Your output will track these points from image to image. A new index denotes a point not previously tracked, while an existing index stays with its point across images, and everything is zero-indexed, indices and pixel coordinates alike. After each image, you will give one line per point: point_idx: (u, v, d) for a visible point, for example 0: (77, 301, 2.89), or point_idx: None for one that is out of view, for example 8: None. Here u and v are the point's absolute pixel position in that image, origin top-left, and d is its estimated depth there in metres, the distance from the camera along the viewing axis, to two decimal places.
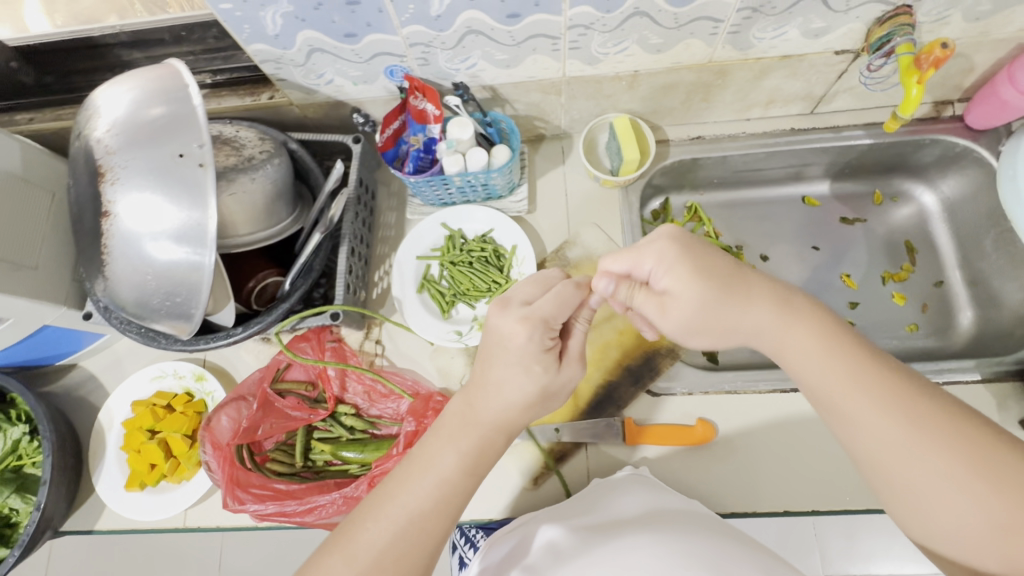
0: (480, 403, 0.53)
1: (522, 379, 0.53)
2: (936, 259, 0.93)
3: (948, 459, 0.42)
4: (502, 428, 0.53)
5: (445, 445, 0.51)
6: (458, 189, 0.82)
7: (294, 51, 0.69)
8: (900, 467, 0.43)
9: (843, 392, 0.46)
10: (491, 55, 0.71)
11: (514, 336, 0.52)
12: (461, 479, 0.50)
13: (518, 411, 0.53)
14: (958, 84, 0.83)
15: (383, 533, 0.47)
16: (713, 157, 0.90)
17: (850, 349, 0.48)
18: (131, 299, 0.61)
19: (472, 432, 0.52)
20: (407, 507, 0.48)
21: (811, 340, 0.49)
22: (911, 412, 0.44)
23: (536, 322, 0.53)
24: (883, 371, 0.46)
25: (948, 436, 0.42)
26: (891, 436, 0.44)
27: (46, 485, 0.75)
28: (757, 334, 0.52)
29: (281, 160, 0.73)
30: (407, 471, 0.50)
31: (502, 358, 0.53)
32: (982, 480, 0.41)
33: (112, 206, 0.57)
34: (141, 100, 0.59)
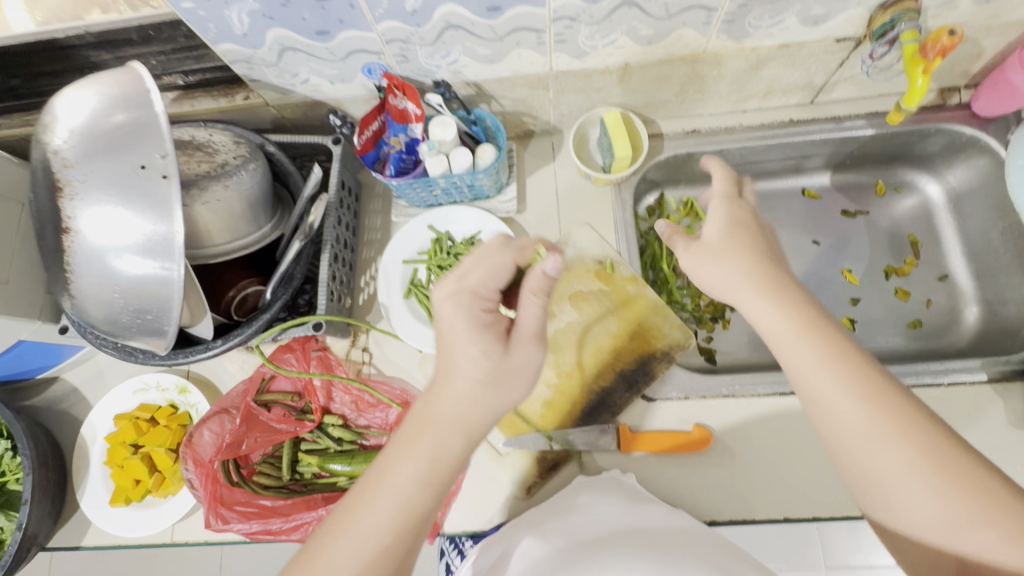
0: (437, 401, 0.49)
1: (474, 361, 0.49)
2: (941, 252, 0.90)
3: (912, 450, 0.45)
4: (464, 429, 0.48)
5: (403, 455, 0.47)
6: (444, 190, 0.79)
7: (265, 51, 0.66)
8: (868, 453, 0.46)
9: (816, 374, 0.49)
10: (473, 50, 0.68)
11: (450, 318, 0.51)
12: (425, 490, 0.46)
13: (478, 404, 0.49)
14: (964, 71, 0.79)
15: (344, 557, 0.44)
16: (709, 151, 0.87)
17: (831, 339, 0.50)
18: (100, 317, 0.58)
19: (429, 437, 0.48)
20: (369, 525, 0.45)
21: (793, 324, 0.52)
22: (884, 402, 0.47)
23: (461, 297, 0.52)
24: (864, 364, 0.49)
25: (914, 430, 0.45)
26: (863, 423, 0.47)
27: (28, 504, 0.73)
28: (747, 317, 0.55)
29: (257, 165, 0.70)
30: (368, 485, 0.47)
31: (452, 344, 0.50)
32: (942, 479, 0.44)
33: (73, 222, 0.55)
34: (99, 107, 0.56)
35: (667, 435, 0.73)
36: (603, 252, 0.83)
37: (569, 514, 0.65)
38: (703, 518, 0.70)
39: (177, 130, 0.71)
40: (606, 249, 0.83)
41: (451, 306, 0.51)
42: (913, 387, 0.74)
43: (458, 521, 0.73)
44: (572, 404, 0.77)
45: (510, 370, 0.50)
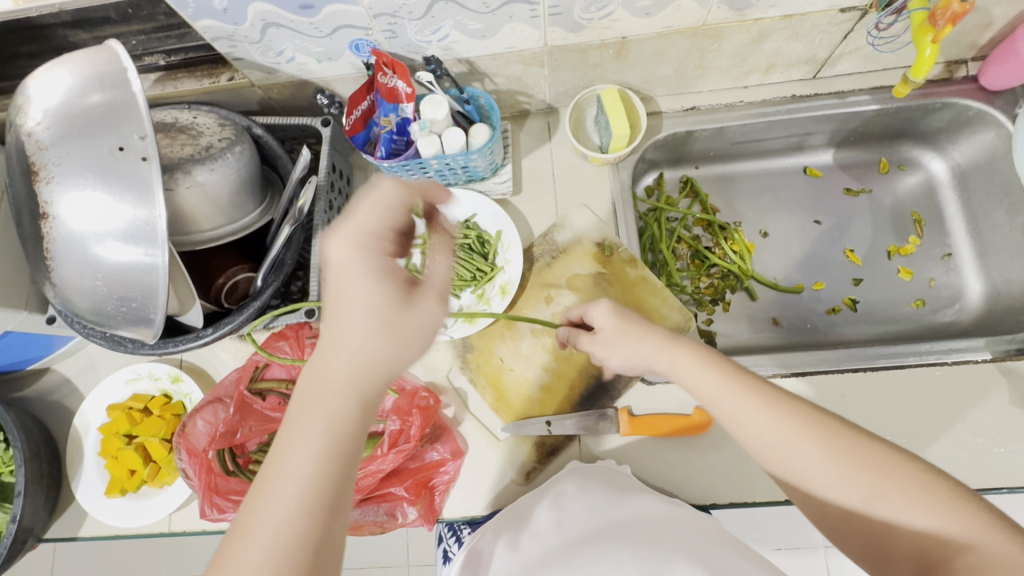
0: (331, 363, 0.42)
1: (369, 310, 0.43)
2: (944, 230, 0.88)
3: (816, 443, 0.47)
4: (360, 386, 0.42)
5: (299, 437, 0.40)
6: (437, 172, 0.77)
7: (247, 27, 0.63)
8: (783, 459, 0.48)
9: (722, 400, 0.52)
10: (464, 25, 0.65)
11: (341, 265, 0.43)
12: (333, 462, 0.40)
13: (378, 356, 0.43)
14: (973, 42, 0.77)
15: (250, 564, 0.36)
16: (709, 129, 0.85)
17: (723, 364, 0.54)
18: (84, 306, 0.57)
19: (328, 407, 0.41)
20: (274, 519, 0.38)
21: (691, 358, 0.55)
22: (782, 407, 0.49)
23: (354, 239, 0.43)
24: (754, 380, 0.52)
25: (813, 423, 0.48)
26: (771, 432, 0.49)
27: (21, 496, 0.72)
28: (652, 358, 0.58)
29: (244, 147, 0.67)
30: (262, 478, 0.40)
31: (352, 295, 0.43)
32: (869, 472, 0.45)
33: (51, 207, 0.53)
34: (72, 87, 0.53)
35: (668, 419, 0.71)
36: (601, 234, 0.81)
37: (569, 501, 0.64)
38: (702, 502, 0.70)
39: (160, 113, 0.69)
40: (604, 231, 0.81)
41: (352, 250, 0.43)
42: (916, 367, 0.73)
43: (455, 508, 0.73)
44: (570, 389, 0.77)
45: (416, 321, 0.45)
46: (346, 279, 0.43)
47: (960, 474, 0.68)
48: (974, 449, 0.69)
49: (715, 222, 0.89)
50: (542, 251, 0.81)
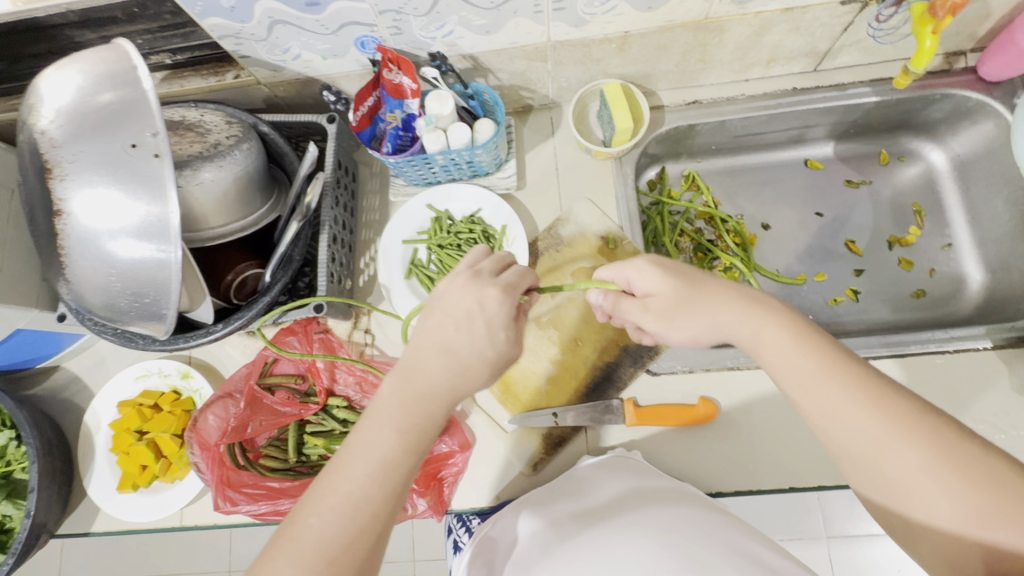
0: (427, 371, 0.49)
1: (466, 341, 0.49)
2: (944, 221, 0.89)
3: (926, 453, 0.42)
4: (449, 399, 0.49)
5: (381, 424, 0.47)
6: (442, 168, 0.78)
7: (254, 25, 0.64)
8: (879, 461, 0.44)
9: (818, 386, 0.46)
10: (469, 20, 0.66)
11: (488, 301, 0.50)
12: (405, 456, 0.46)
13: (468, 380, 0.49)
14: (972, 33, 0.77)
15: (329, 525, 0.44)
16: (711, 122, 0.86)
17: (828, 348, 0.48)
18: (98, 302, 0.57)
19: (416, 409, 0.48)
20: (349, 495, 0.45)
21: (786, 337, 0.49)
22: (893, 406, 0.44)
23: (506, 290, 0.51)
24: (862, 370, 0.47)
25: (927, 430, 0.43)
26: (872, 430, 0.44)
27: (35, 492, 0.73)
28: (731, 331, 0.52)
29: (251, 145, 0.68)
30: (345, 456, 0.47)
31: (454, 322, 0.50)
32: (955, 475, 0.41)
33: (64, 205, 0.54)
34: (84, 85, 0.54)
35: (674, 410, 0.72)
36: (605, 227, 0.82)
37: (578, 491, 0.65)
38: (707, 491, 0.71)
39: (168, 111, 0.69)
40: (608, 225, 0.82)
41: (467, 286, 0.51)
42: (917, 355, 0.74)
43: (463, 499, 0.74)
44: (576, 381, 0.77)
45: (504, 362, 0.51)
46: (467, 311, 0.50)
47: None
48: None
49: (718, 215, 0.89)
50: (546, 245, 0.82)
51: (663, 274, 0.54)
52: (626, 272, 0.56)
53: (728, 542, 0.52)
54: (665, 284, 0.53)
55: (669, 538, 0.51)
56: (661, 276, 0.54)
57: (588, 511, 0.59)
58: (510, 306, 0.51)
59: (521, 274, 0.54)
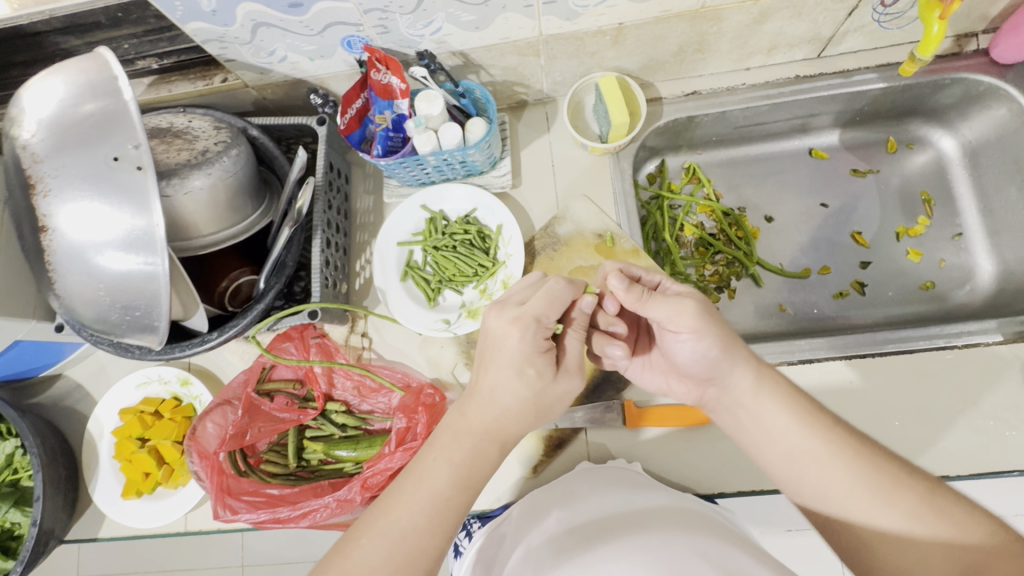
0: (477, 409, 0.51)
1: (504, 382, 0.51)
2: (955, 210, 0.86)
3: (908, 498, 0.45)
4: (501, 440, 0.51)
5: (438, 457, 0.49)
6: (435, 168, 0.76)
7: (237, 28, 0.63)
8: (858, 513, 0.46)
9: (795, 448, 0.50)
10: (456, 17, 0.64)
11: (510, 335, 0.52)
12: (456, 492, 0.47)
13: (513, 419, 0.51)
14: (984, 14, 0.74)
15: (379, 550, 0.45)
16: (711, 114, 0.83)
17: (802, 411, 0.52)
18: (90, 315, 0.57)
19: (466, 443, 0.49)
20: (401, 523, 0.46)
21: (768, 401, 0.53)
22: (864, 462, 0.47)
23: (528, 322, 0.52)
24: (836, 433, 0.50)
25: (897, 483, 0.46)
26: (848, 484, 0.47)
27: (40, 501, 0.74)
28: (722, 384, 0.56)
29: (240, 150, 0.67)
30: (401, 483, 0.48)
31: (488, 361, 0.52)
32: (935, 517, 0.44)
33: (50, 220, 0.53)
34: (64, 97, 0.53)
35: (674, 411, 0.72)
36: (602, 225, 0.80)
37: (577, 497, 0.64)
38: (709, 492, 0.70)
39: (155, 118, 0.68)
40: (605, 222, 0.80)
41: (495, 319, 0.53)
42: (925, 351, 0.72)
43: None
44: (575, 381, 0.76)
45: (543, 401, 0.53)
46: (496, 349, 0.52)
47: (970, 459, 0.67)
48: (985, 432, 0.68)
49: (719, 208, 0.87)
50: (543, 245, 0.80)
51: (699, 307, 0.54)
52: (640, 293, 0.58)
53: (718, 553, 0.52)
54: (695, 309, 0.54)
55: (650, 556, 0.52)
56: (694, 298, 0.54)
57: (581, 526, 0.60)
58: (534, 339, 0.52)
59: (549, 298, 0.53)
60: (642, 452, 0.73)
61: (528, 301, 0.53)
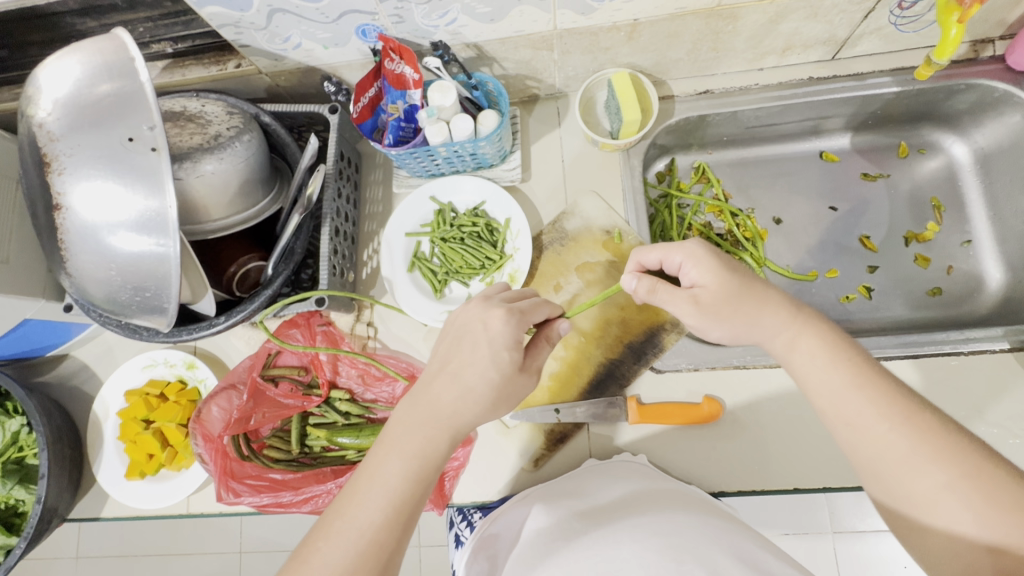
0: (436, 395, 0.50)
1: (473, 368, 0.50)
2: (964, 217, 0.86)
3: (949, 471, 0.44)
4: (453, 429, 0.49)
5: (390, 453, 0.48)
6: (445, 160, 0.77)
7: (253, 13, 0.63)
8: (902, 476, 0.46)
9: (844, 398, 0.49)
10: (472, 8, 0.64)
11: (493, 320, 0.52)
12: (412, 486, 0.47)
13: (477, 407, 0.50)
14: (1002, 20, 0.74)
15: (338, 551, 0.44)
16: (723, 113, 0.83)
17: (859, 363, 0.51)
18: (100, 295, 0.57)
19: (422, 435, 0.48)
20: (356, 521, 0.45)
21: (821, 350, 0.52)
22: (918, 423, 0.47)
23: (514, 313, 0.53)
24: (892, 387, 0.49)
25: (950, 449, 0.45)
26: (897, 445, 0.46)
27: (45, 478, 0.74)
28: (765, 340, 0.55)
29: (252, 136, 0.67)
30: (354, 483, 0.47)
31: (462, 345, 0.52)
32: (978, 494, 0.43)
33: (64, 199, 0.53)
34: (83, 77, 0.53)
35: (679, 409, 0.71)
36: (610, 221, 0.80)
37: (583, 491, 0.64)
38: (710, 490, 0.70)
39: (169, 101, 0.68)
40: (614, 219, 0.80)
41: (478, 308, 0.55)
42: (932, 356, 0.72)
43: (465, 494, 0.74)
44: (579, 376, 0.77)
45: (511, 390, 0.52)
46: (472, 332, 0.52)
47: None
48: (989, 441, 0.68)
49: (728, 208, 0.87)
50: (551, 240, 0.80)
51: (714, 268, 0.56)
52: (675, 256, 0.58)
53: (741, 547, 0.52)
54: (713, 278, 0.55)
55: (674, 541, 0.51)
56: (711, 269, 0.55)
57: (595, 510, 0.59)
58: (515, 327, 0.52)
59: (533, 303, 0.57)
60: (644, 447, 0.73)
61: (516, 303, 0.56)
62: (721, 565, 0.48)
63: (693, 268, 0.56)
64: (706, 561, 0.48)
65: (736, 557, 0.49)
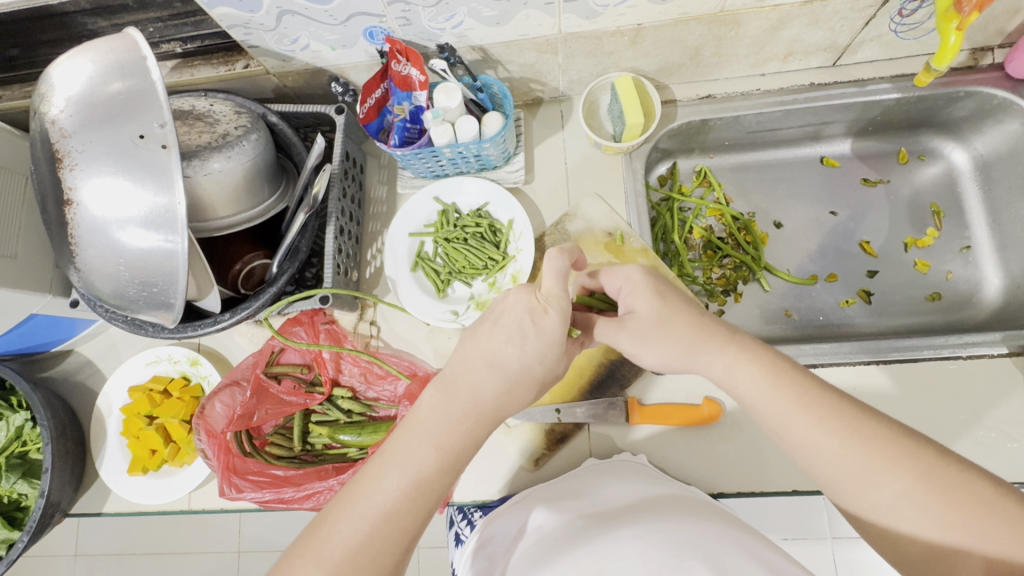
0: (476, 382, 0.50)
1: (515, 356, 0.50)
2: (963, 224, 0.87)
3: (905, 478, 0.44)
4: (492, 418, 0.50)
5: (422, 438, 0.47)
6: (449, 161, 0.77)
7: (262, 14, 0.64)
8: (861, 488, 0.45)
9: (794, 420, 0.48)
10: (478, 12, 0.65)
11: (543, 315, 0.52)
12: (441, 475, 0.47)
13: (514, 398, 0.51)
14: (1001, 28, 0.75)
15: (358, 533, 0.44)
16: (725, 118, 0.84)
17: (800, 383, 0.49)
18: (108, 290, 0.58)
19: (457, 424, 0.48)
20: (379, 504, 0.45)
21: (762, 374, 0.50)
22: (867, 434, 0.46)
23: (559, 306, 0.53)
24: (836, 400, 0.48)
25: (902, 454, 0.45)
26: (852, 458, 0.45)
27: (48, 473, 0.75)
28: (706, 365, 0.53)
29: (259, 135, 0.68)
30: (376, 466, 0.47)
31: (507, 335, 0.51)
32: (937, 499, 0.43)
33: (75, 194, 0.54)
34: (96, 75, 0.54)
35: (677, 409, 0.72)
36: (612, 223, 0.81)
37: (583, 491, 0.65)
38: (710, 491, 0.71)
39: (179, 100, 0.69)
40: (616, 221, 0.81)
41: (521, 296, 0.53)
42: (930, 360, 0.72)
43: (465, 492, 0.74)
44: (579, 376, 0.77)
45: (547, 380, 0.54)
46: (515, 322, 0.51)
47: None
48: (987, 445, 0.68)
49: (729, 211, 0.88)
50: (553, 241, 0.81)
51: (652, 294, 0.55)
52: (616, 281, 0.59)
53: (740, 543, 0.52)
54: (649, 305, 0.55)
55: (678, 540, 0.51)
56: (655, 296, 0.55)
57: (601, 512, 0.59)
58: (561, 325, 0.52)
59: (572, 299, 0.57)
60: (644, 447, 0.74)
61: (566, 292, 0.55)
62: (730, 564, 0.48)
63: (631, 291, 0.57)
64: (712, 559, 0.48)
65: (738, 555, 0.50)
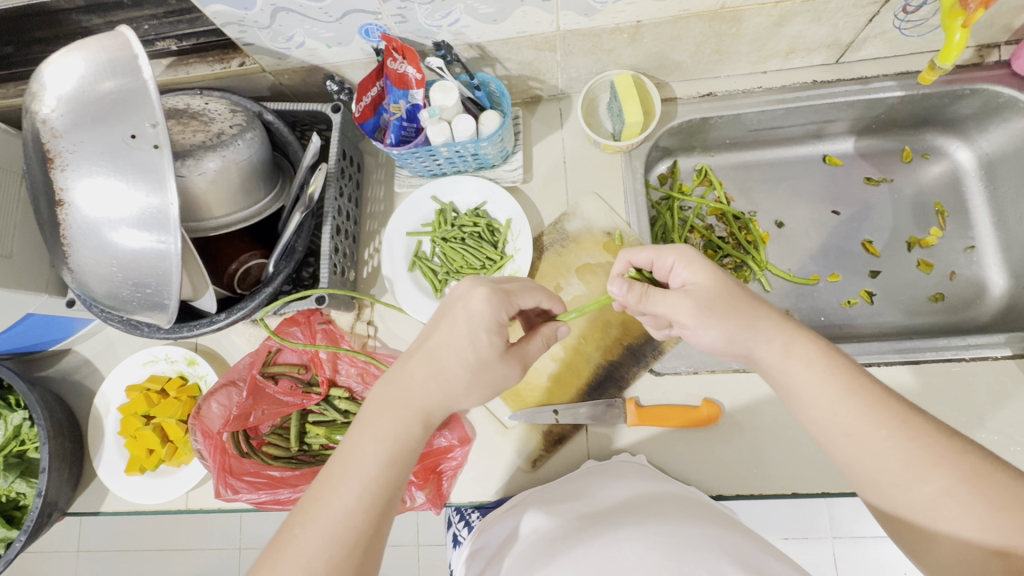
0: (413, 375, 0.51)
1: (452, 344, 0.52)
2: (968, 224, 0.86)
3: (950, 475, 0.43)
4: (424, 412, 0.50)
5: (364, 436, 0.48)
6: (447, 160, 0.77)
7: (257, 12, 0.63)
8: (904, 483, 0.44)
9: (839, 408, 0.47)
10: (475, 9, 0.64)
11: (475, 298, 0.53)
12: (387, 471, 0.47)
13: (449, 385, 0.51)
14: (1008, 24, 0.73)
15: (313, 539, 0.43)
16: (725, 116, 0.83)
17: (848, 373, 0.48)
18: (101, 291, 0.58)
19: (392, 419, 0.49)
20: (334, 508, 0.45)
21: (810, 359, 0.49)
22: (914, 428, 0.45)
23: (498, 292, 0.54)
24: (882, 392, 0.47)
25: (949, 452, 0.44)
26: (896, 452, 0.44)
27: (45, 472, 0.74)
28: (757, 346, 0.51)
29: (255, 134, 0.67)
30: (329, 469, 0.47)
31: (447, 324, 0.53)
32: (981, 499, 0.41)
33: (67, 195, 0.54)
34: (89, 73, 0.54)
35: (676, 411, 0.71)
36: (611, 223, 0.80)
37: (582, 493, 0.64)
38: (709, 493, 0.70)
39: (173, 99, 0.68)
40: (615, 220, 0.80)
41: (460, 286, 0.55)
42: (932, 362, 0.71)
43: (462, 494, 0.74)
44: (577, 377, 0.77)
45: (490, 371, 0.53)
46: (454, 310, 0.53)
47: None
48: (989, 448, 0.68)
49: (729, 211, 0.87)
50: (552, 240, 0.80)
51: (708, 266, 0.54)
52: (667, 256, 0.56)
53: (741, 550, 0.51)
54: (709, 275, 0.53)
55: (676, 542, 0.51)
56: (704, 268, 0.54)
57: (597, 512, 0.59)
58: (496, 307, 0.53)
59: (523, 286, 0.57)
60: (643, 448, 0.73)
61: (502, 284, 0.56)
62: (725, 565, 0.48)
63: (686, 268, 0.55)
64: (709, 562, 0.48)
65: (738, 561, 0.49)
